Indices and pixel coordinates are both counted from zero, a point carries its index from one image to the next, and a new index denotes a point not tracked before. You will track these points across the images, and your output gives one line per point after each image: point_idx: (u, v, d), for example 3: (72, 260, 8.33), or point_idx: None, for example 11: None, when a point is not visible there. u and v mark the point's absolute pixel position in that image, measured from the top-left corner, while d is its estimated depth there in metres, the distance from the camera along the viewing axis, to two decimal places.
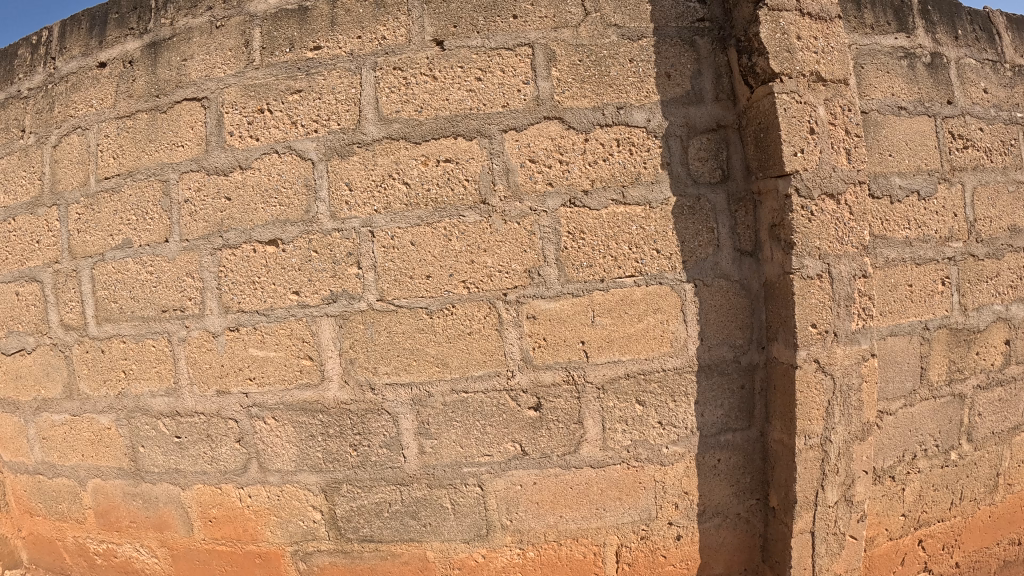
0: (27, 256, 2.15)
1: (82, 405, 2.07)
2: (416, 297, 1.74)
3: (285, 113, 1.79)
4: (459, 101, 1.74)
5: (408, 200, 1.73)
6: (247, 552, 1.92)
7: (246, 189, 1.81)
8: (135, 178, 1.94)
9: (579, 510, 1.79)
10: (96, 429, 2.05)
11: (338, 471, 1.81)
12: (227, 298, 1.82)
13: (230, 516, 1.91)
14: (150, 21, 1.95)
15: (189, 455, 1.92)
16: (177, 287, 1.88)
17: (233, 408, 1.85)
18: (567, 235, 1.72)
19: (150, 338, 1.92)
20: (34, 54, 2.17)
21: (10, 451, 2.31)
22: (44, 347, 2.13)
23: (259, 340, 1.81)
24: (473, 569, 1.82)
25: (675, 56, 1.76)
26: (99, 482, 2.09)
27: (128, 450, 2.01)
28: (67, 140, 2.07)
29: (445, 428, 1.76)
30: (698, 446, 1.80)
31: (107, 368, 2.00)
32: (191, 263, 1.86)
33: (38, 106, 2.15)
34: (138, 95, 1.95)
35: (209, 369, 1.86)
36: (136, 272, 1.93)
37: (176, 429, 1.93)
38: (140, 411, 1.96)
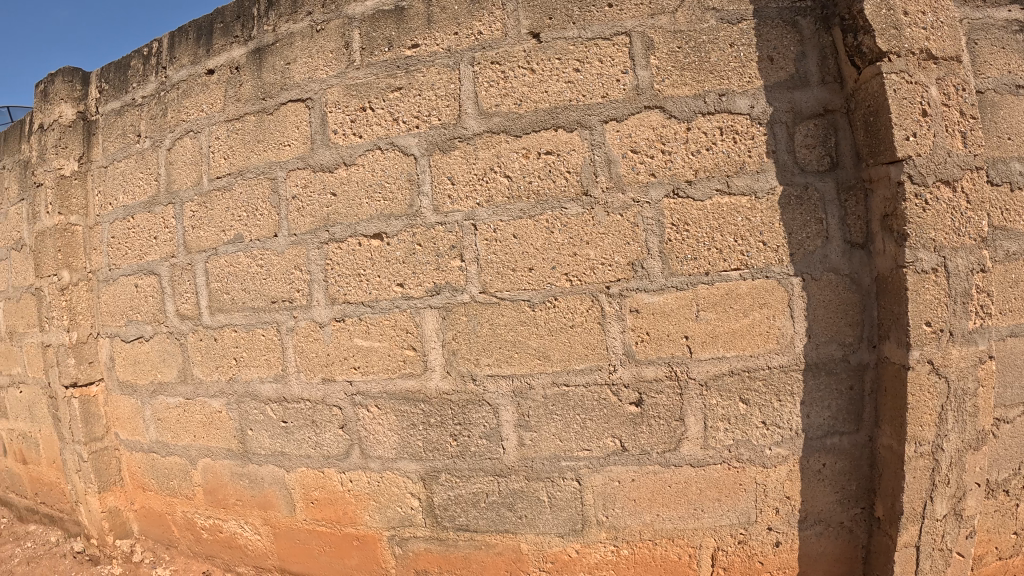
0: (145, 251, 2.26)
1: (195, 392, 2.15)
2: (519, 289, 1.74)
3: (387, 110, 1.82)
4: (558, 93, 1.72)
5: (510, 192, 1.73)
6: (346, 534, 1.97)
7: (352, 184, 1.85)
8: (245, 176, 2.00)
9: (676, 510, 1.77)
10: (208, 412, 2.13)
11: (438, 460, 1.83)
12: (333, 290, 1.87)
13: (331, 498, 1.96)
14: (253, 29, 2.01)
15: (294, 439, 1.97)
16: (286, 278, 1.93)
17: (338, 396, 1.90)
18: (671, 227, 1.69)
19: (260, 328, 1.99)
20: (147, 64, 2.28)
21: (128, 431, 2.42)
22: (161, 336, 2.23)
23: (364, 331, 1.85)
24: (568, 563, 1.82)
25: (777, 39, 1.70)
26: (208, 462, 2.17)
27: (237, 433, 2.08)
28: (180, 143, 2.16)
29: (545, 421, 1.76)
30: (802, 448, 1.74)
31: (219, 356, 2.08)
32: (299, 256, 1.91)
33: (152, 112, 2.25)
34: (245, 99, 2.02)
35: (316, 358, 1.91)
36: (247, 265, 2.00)
37: (283, 414, 1.98)
38: (249, 397, 2.03)
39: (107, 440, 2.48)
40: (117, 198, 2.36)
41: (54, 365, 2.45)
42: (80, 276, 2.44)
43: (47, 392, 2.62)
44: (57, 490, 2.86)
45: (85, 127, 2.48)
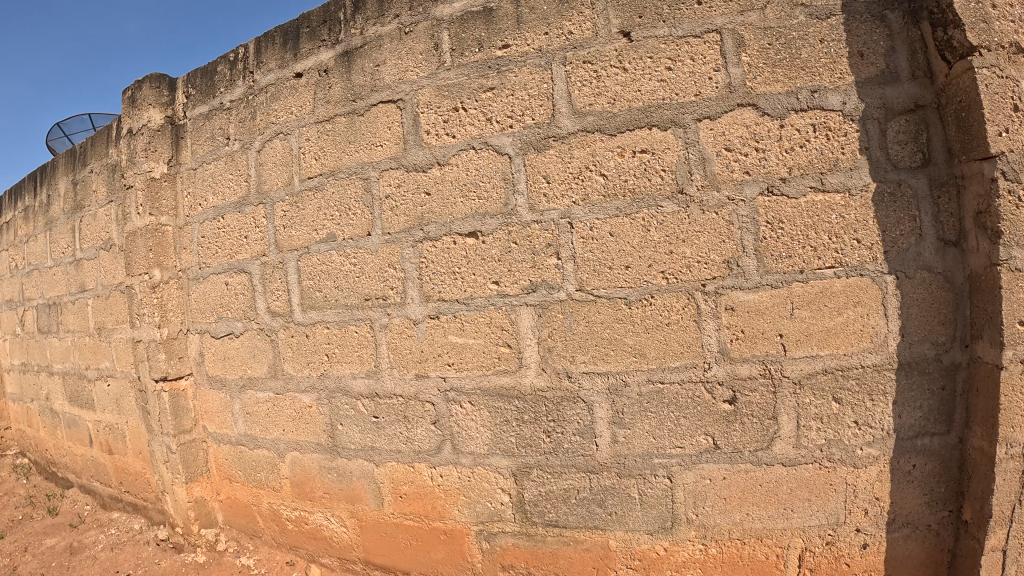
0: (236, 250, 2.32)
1: (286, 387, 2.21)
2: (615, 287, 1.75)
3: (480, 110, 1.84)
4: (651, 91, 1.73)
5: (606, 191, 1.75)
6: (434, 528, 1.99)
7: (446, 184, 1.88)
8: (337, 176, 2.05)
9: (766, 509, 1.75)
10: (298, 407, 2.18)
11: (530, 456, 1.85)
12: (428, 288, 1.90)
13: (421, 493, 1.99)
14: (341, 32, 2.05)
15: (385, 434, 2.01)
16: (380, 277, 1.97)
17: (431, 391, 1.93)
18: (766, 225, 1.69)
19: (353, 324, 2.03)
20: (233, 69, 2.33)
21: (217, 424, 2.48)
22: (252, 331, 2.29)
23: (459, 328, 1.88)
24: (655, 562, 1.82)
25: (866, 33, 1.66)
26: (297, 455, 2.22)
27: (328, 428, 2.12)
28: (270, 145, 2.21)
29: (639, 419, 1.77)
30: (894, 449, 1.70)
31: (311, 352, 2.13)
32: (393, 254, 1.95)
33: (241, 116, 2.31)
34: (335, 101, 2.06)
35: (409, 354, 1.95)
36: (340, 264, 2.04)
37: (375, 409, 2.02)
38: (340, 392, 2.08)
39: (195, 433, 2.54)
40: (208, 200, 2.43)
41: (145, 360, 2.53)
42: (171, 274, 2.51)
43: (138, 387, 2.70)
44: (142, 480, 2.94)
45: (173, 132, 2.55)
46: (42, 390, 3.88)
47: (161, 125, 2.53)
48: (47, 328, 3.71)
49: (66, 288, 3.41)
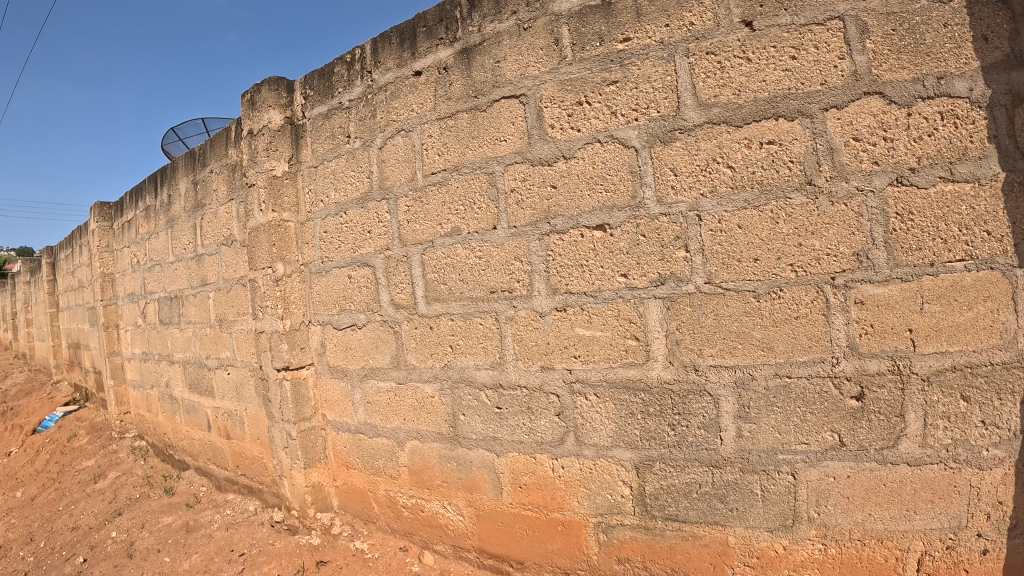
0: (360, 243, 2.40)
1: (408, 377, 2.28)
2: (745, 280, 1.75)
3: (604, 104, 1.88)
4: (776, 81, 1.72)
5: (734, 182, 1.75)
6: (552, 519, 2.02)
7: (572, 177, 1.93)
8: (462, 172, 2.11)
9: (889, 510, 1.69)
10: (420, 396, 2.25)
11: (654, 449, 1.86)
12: (556, 281, 1.95)
13: (541, 483, 2.03)
14: (458, 30, 2.10)
15: (508, 425, 2.06)
16: (507, 270, 2.03)
17: (557, 383, 1.97)
18: (896, 216, 1.63)
19: (479, 316, 2.10)
20: (351, 70, 2.41)
21: (335, 412, 2.57)
22: (374, 323, 2.37)
23: (586, 320, 1.92)
24: (774, 560, 1.78)
25: (990, 17, 1.57)
26: (417, 444, 2.28)
27: (449, 418, 2.19)
28: (392, 142, 2.29)
29: (766, 414, 1.75)
30: (1022, 451, 1.59)
31: (434, 343, 2.20)
32: (520, 247, 2.01)
33: (361, 114, 2.39)
34: (456, 97, 2.12)
35: (536, 346, 2.00)
36: (465, 257, 2.11)
37: (498, 400, 2.08)
38: (464, 383, 2.14)
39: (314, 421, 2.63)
40: (329, 197, 2.52)
41: (267, 350, 2.65)
42: (293, 268, 2.62)
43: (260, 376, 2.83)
44: (258, 464, 3.06)
45: (293, 131, 2.65)
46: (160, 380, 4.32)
47: (281, 125, 2.62)
48: (168, 320, 3.94)
49: (187, 282, 3.60)
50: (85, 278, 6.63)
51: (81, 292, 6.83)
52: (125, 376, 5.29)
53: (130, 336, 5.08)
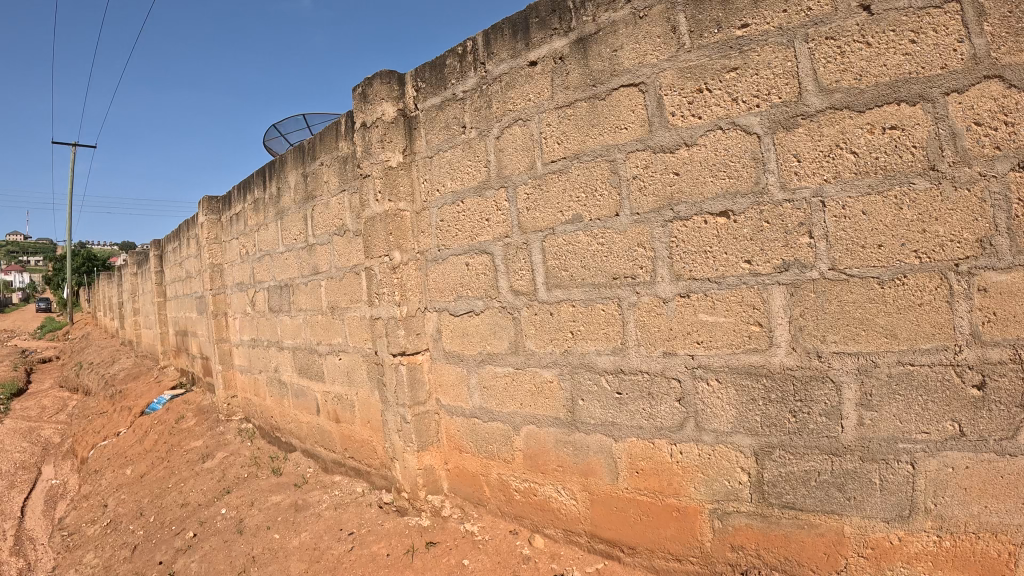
0: (477, 231, 2.63)
1: (527, 362, 2.46)
2: (869, 266, 1.75)
3: (726, 91, 1.93)
4: (897, 66, 1.70)
5: (858, 168, 1.75)
6: (666, 505, 2.09)
7: (694, 164, 1.99)
8: (583, 159, 2.26)
9: (1006, 504, 1.62)
10: (538, 381, 2.43)
11: (774, 435, 1.89)
12: (679, 267, 2.03)
13: (657, 469, 2.11)
14: (572, 20, 2.25)
15: (627, 410, 2.17)
16: (629, 256, 2.14)
17: (678, 368, 2.05)
18: (1019, 202, 1.58)
19: (600, 302, 2.23)
20: (462, 62, 2.64)
21: (450, 397, 2.81)
22: (492, 309, 2.58)
23: (710, 306, 1.98)
24: (887, 552, 1.76)
25: None
26: (533, 429, 2.46)
27: (568, 402, 2.33)
28: (509, 131, 2.49)
29: (887, 401, 1.74)
30: None
31: (555, 329, 2.36)
32: (643, 234, 2.11)
33: (476, 105, 2.62)
34: (574, 86, 2.27)
35: (658, 332, 2.08)
36: (586, 244, 2.26)
37: (618, 385, 2.19)
38: (585, 368, 2.28)
39: (428, 405, 2.87)
40: (446, 186, 2.78)
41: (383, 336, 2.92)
42: (410, 257, 2.88)
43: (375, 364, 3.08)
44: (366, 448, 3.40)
45: (406, 123, 2.91)
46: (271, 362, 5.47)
47: (394, 116, 2.89)
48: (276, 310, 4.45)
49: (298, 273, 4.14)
50: (193, 268, 7.02)
51: (189, 283, 7.19)
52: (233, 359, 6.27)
53: (238, 323, 6.09)
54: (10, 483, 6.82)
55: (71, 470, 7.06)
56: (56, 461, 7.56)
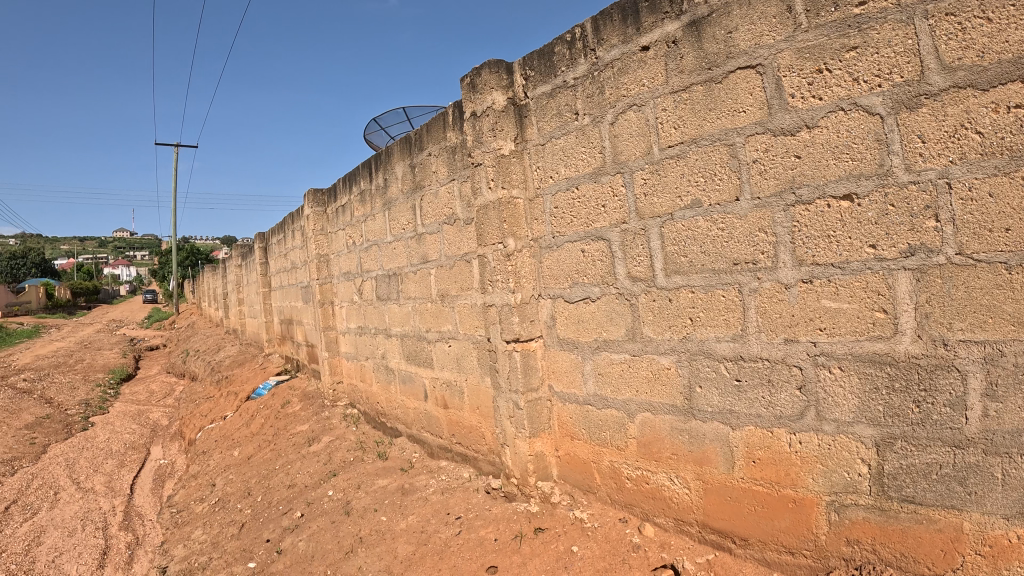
0: (593, 218, 3.20)
1: (644, 349, 2.92)
2: (996, 250, 1.88)
3: (846, 71, 2.15)
4: (1019, 40, 1.83)
5: (983, 149, 1.89)
6: (782, 496, 2.39)
7: (816, 146, 2.24)
8: (700, 144, 2.61)
9: None
10: (655, 368, 2.86)
11: (896, 426, 2.08)
12: (802, 253, 2.28)
13: (773, 459, 2.41)
14: (686, 5, 2.63)
15: (746, 397, 2.48)
16: (750, 241, 2.43)
17: (800, 355, 2.30)
18: None
19: (721, 289, 2.54)
20: (571, 48, 3.28)
21: (564, 382, 3.48)
22: (609, 295, 3.11)
23: (833, 292, 2.21)
24: (1006, 550, 1.91)
25: None
26: (648, 416, 2.93)
27: (686, 389, 2.72)
28: (624, 116, 2.97)
29: (1014, 392, 1.86)
30: None
31: (673, 316, 2.75)
32: (764, 218, 2.39)
33: (587, 91, 3.17)
34: (690, 71, 2.63)
35: (779, 318, 2.36)
36: (706, 229, 2.60)
37: (738, 373, 2.50)
38: (704, 354, 2.62)
39: (541, 391, 3.58)
40: (561, 172, 3.42)
41: (498, 322, 3.65)
42: (524, 244, 3.60)
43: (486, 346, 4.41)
44: (475, 432, 4.68)
45: (516, 111, 3.65)
46: (377, 348, 5.93)
47: (503, 104, 3.63)
48: (386, 296, 5.78)
49: (406, 260, 5.50)
50: (298, 260, 7.24)
51: (293, 273, 7.42)
52: (339, 347, 6.50)
53: (344, 311, 6.39)
54: (122, 462, 7.28)
55: (179, 450, 7.47)
56: (165, 441, 8.01)
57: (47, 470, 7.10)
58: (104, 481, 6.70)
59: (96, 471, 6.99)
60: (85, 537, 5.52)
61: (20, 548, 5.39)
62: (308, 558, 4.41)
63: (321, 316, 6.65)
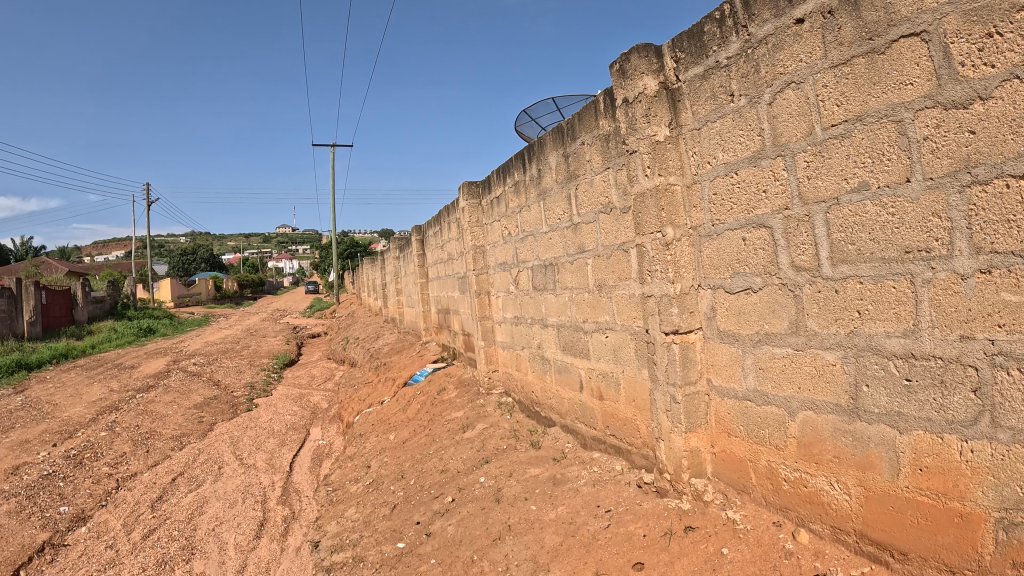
0: (754, 205, 3.36)
1: (808, 343, 3.04)
2: None
3: (1019, 34, 2.10)
4: None
5: None
6: (948, 509, 2.43)
7: (991, 119, 2.19)
8: (864, 121, 2.67)
9: None
10: (820, 364, 2.97)
11: None
12: (978, 241, 2.25)
13: (939, 470, 2.45)
14: None
15: (917, 399, 2.51)
16: (924, 228, 2.42)
17: (976, 354, 2.28)
18: None
19: (892, 279, 2.57)
20: (722, 28, 3.52)
21: (723, 376, 3.71)
22: (773, 286, 3.25)
23: (1013, 285, 2.16)
24: None
25: None
26: (809, 415, 3.07)
27: (852, 389, 2.80)
28: (782, 95, 3.13)
29: None
30: None
31: (841, 309, 2.83)
32: (939, 201, 2.36)
33: (744, 71, 3.39)
34: (848, 42, 2.73)
35: (954, 312, 2.34)
36: (874, 213, 2.65)
37: (907, 372, 2.54)
38: (872, 350, 2.68)
39: (699, 385, 3.85)
40: (718, 157, 3.64)
41: (657, 313, 3.94)
42: (683, 233, 3.87)
43: (645, 338, 4.36)
44: (630, 425, 4.65)
45: (670, 95, 3.93)
46: (534, 339, 5.96)
47: (654, 89, 3.90)
48: (542, 286, 5.81)
49: (562, 250, 5.50)
50: (454, 250, 7.40)
51: (449, 263, 7.60)
52: (495, 336, 6.56)
53: (500, 301, 6.45)
54: (283, 441, 7.75)
55: (337, 432, 7.86)
56: (324, 423, 8.46)
57: (213, 446, 7.70)
58: (265, 459, 7.16)
59: (258, 449, 7.48)
60: (245, 509, 5.90)
61: (184, 516, 5.82)
62: (455, 542, 4.52)
63: (478, 306, 6.75)
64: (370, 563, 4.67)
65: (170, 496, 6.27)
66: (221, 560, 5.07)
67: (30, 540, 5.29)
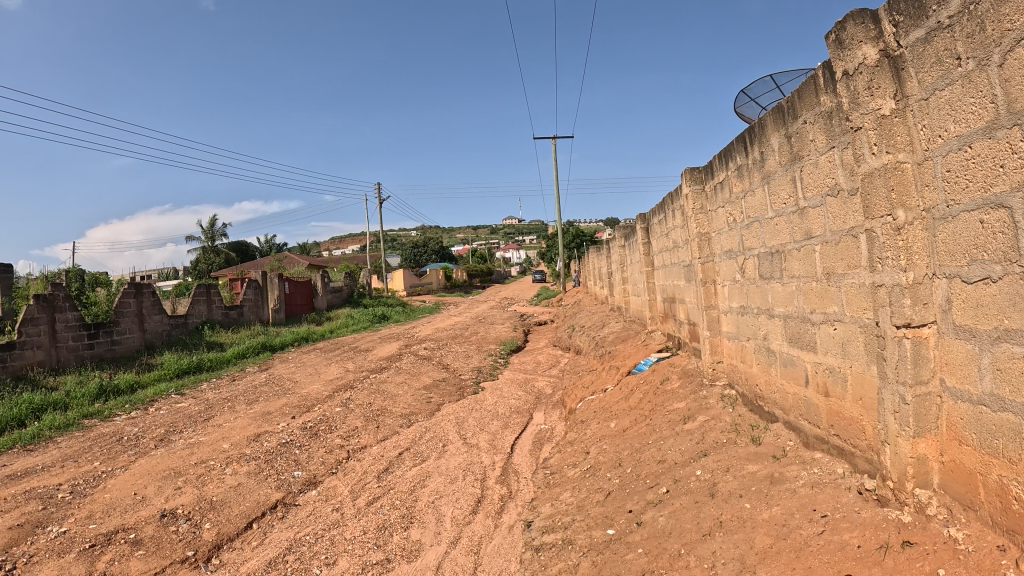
0: (991, 182, 2.93)
1: None
2: None
3: None
4: None
5: None
6: None
7: None
8: None
9: None
10: None
11: None
12: None
13: None
14: None
15: None
16: None
17: None
18: None
19: None
20: None
21: (957, 376, 3.28)
22: (1013, 276, 2.83)
23: None
24: None
25: None
26: None
27: None
28: (1014, 55, 2.73)
29: None
30: None
31: None
32: None
33: (969, 31, 3.00)
34: None
35: None
36: None
37: None
38: None
39: (931, 385, 3.44)
40: (949, 129, 3.20)
41: (889, 304, 3.59)
42: (915, 216, 3.44)
43: (876, 331, 3.95)
44: (856, 425, 4.29)
45: (891, 63, 3.53)
46: (760, 330, 5.69)
47: (875, 58, 3.56)
48: (769, 275, 5.51)
49: (789, 236, 5.17)
50: (680, 238, 7.29)
51: (675, 251, 7.50)
52: (720, 326, 6.39)
53: (726, 290, 6.27)
54: (505, 424, 8.19)
55: (560, 419, 8.19)
56: (546, 410, 8.81)
57: (439, 425, 8.29)
58: (487, 440, 7.62)
59: (482, 431, 7.95)
60: (464, 485, 6.37)
61: (408, 487, 6.35)
62: (665, 534, 4.42)
63: (704, 295, 6.61)
64: (579, 546, 4.76)
65: (395, 468, 6.85)
66: (437, 531, 5.51)
67: (266, 498, 6.07)
